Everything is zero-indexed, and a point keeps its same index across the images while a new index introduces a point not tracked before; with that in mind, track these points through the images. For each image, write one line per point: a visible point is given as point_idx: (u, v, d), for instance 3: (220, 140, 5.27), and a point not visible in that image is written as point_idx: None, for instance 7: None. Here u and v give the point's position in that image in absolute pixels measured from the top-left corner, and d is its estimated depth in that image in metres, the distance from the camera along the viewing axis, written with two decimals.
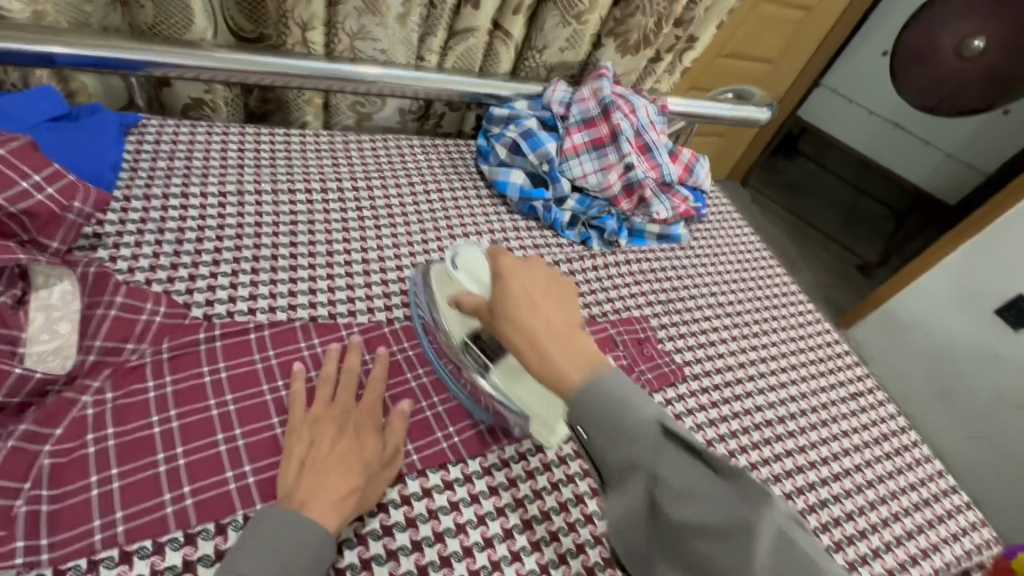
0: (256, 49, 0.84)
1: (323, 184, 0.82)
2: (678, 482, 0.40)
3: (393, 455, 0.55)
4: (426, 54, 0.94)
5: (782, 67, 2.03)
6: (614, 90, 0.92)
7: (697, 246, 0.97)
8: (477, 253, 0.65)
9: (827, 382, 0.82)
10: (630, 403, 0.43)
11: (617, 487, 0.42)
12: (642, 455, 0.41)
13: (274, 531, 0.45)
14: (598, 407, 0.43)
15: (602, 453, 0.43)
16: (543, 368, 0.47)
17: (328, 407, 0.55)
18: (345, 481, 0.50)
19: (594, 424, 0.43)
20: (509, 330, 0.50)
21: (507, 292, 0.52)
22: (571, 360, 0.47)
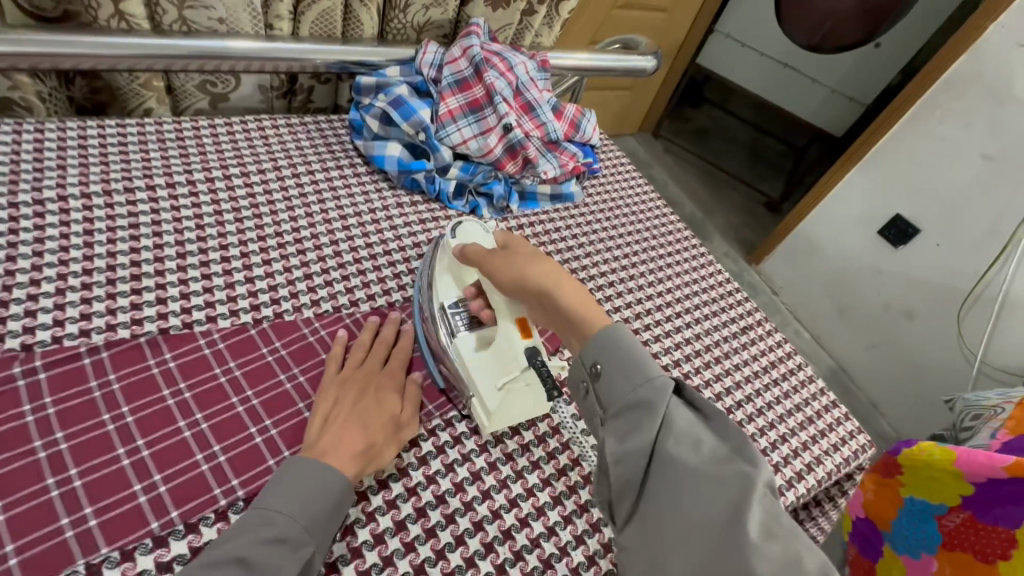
0: (60, 28, 0.71)
1: (170, 176, 0.72)
2: (684, 428, 0.40)
3: (410, 420, 0.57)
4: (275, 20, 0.85)
5: (676, 16, 2.05)
6: (486, 48, 0.88)
7: (591, 203, 0.96)
8: (478, 229, 0.68)
9: (718, 320, 0.85)
10: (646, 356, 0.45)
11: (620, 429, 0.42)
12: (657, 395, 0.42)
13: (310, 470, 0.47)
14: (615, 351, 0.45)
15: (613, 388, 0.44)
16: (564, 302, 0.51)
17: (356, 370, 0.58)
18: (364, 436, 0.51)
19: (612, 360, 0.45)
20: (532, 273, 0.54)
21: (525, 251, 0.58)
22: (588, 300, 0.51)
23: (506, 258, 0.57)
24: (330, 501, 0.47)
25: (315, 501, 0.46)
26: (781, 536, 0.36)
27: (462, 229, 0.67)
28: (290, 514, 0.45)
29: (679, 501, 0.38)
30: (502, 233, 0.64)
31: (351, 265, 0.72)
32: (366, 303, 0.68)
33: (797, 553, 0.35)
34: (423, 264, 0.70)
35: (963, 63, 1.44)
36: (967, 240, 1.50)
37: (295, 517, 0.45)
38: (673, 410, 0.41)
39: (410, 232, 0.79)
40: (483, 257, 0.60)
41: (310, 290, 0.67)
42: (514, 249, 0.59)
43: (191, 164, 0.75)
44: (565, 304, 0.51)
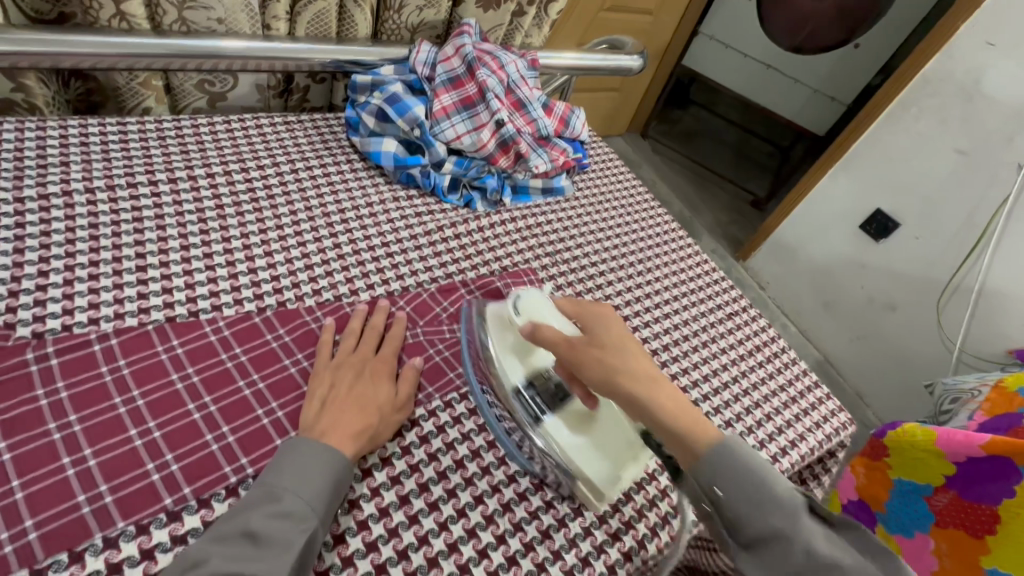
0: (61, 28, 0.73)
1: (172, 172, 0.74)
2: (827, 555, 0.38)
3: (405, 402, 0.59)
4: (272, 21, 0.87)
5: (661, 18, 2.10)
6: (478, 47, 0.91)
7: (581, 197, 0.99)
8: (538, 297, 0.62)
9: (705, 307, 0.88)
10: (768, 478, 0.43)
11: (757, 561, 0.40)
12: (789, 523, 0.40)
13: (313, 449, 0.49)
14: (738, 477, 0.43)
15: (741, 522, 0.42)
16: (663, 415, 0.49)
17: (350, 356, 0.60)
18: (362, 418, 0.54)
19: (733, 485, 0.43)
20: (624, 378, 0.52)
21: (609, 339, 0.56)
22: (682, 408, 0.49)
23: (588, 350, 0.54)
24: (331, 479, 0.48)
25: (318, 478, 0.48)
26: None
27: (523, 302, 0.61)
28: (294, 490, 0.46)
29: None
30: (572, 302, 0.61)
31: (351, 256, 0.74)
32: (366, 292, 0.71)
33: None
34: (475, 326, 0.65)
35: (935, 63, 1.50)
36: (944, 232, 1.55)
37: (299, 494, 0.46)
38: (812, 537, 0.39)
39: (406, 224, 0.81)
40: (564, 344, 0.56)
41: (312, 280, 0.69)
42: (600, 336, 0.56)
43: (192, 161, 0.77)
44: (665, 418, 0.49)
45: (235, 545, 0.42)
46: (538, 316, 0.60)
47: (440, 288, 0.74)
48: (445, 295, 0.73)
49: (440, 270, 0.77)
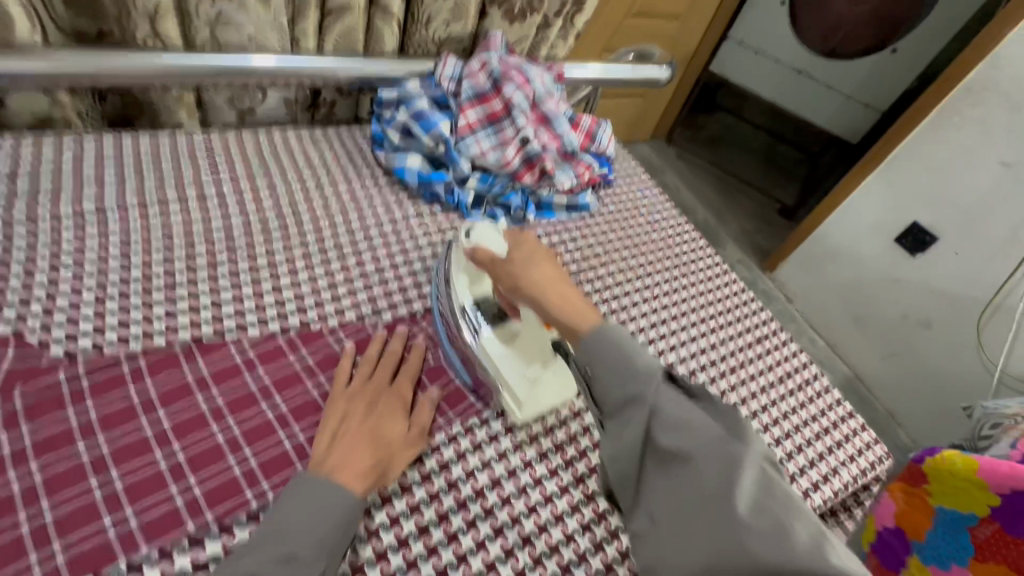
0: (100, 48, 0.75)
1: (201, 189, 0.75)
2: (673, 414, 0.44)
3: (418, 437, 0.58)
4: (301, 38, 0.88)
5: (689, 24, 2.07)
6: (505, 61, 0.90)
7: (607, 214, 0.97)
8: (491, 229, 0.68)
9: (733, 330, 0.86)
10: (634, 352, 0.48)
11: (616, 420, 0.46)
12: (645, 388, 0.46)
13: (321, 488, 0.49)
14: (606, 352, 0.48)
15: (606, 392, 0.47)
16: (556, 309, 0.55)
17: (364, 387, 0.59)
18: (372, 453, 0.53)
19: (605, 364, 0.48)
20: (529, 283, 0.58)
21: (523, 254, 0.61)
22: (577, 307, 0.54)
23: (505, 266, 0.61)
24: (340, 517, 0.48)
25: (326, 517, 0.48)
26: (768, 500, 0.40)
27: (476, 232, 0.68)
28: (303, 532, 0.46)
29: (681, 486, 0.42)
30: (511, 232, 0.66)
31: (374, 275, 0.74)
32: (388, 312, 0.70)
33: (788, 521, 0.38)
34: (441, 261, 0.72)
35: (981, 71, 1.43)
36: (986, 249, 1.48)
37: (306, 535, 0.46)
38: (660, 398, 0.45)
39: (430, 242, 0.81)
40: (489, 262, 0.63)
41: (335, 300, 0.69)
42: (517, 251, 0.62)
43: (221, 177, 0.77)
44: (556, 312, 0.55)
45: None
46: (486, 241, 0.66)
47: None
48: None
49: None
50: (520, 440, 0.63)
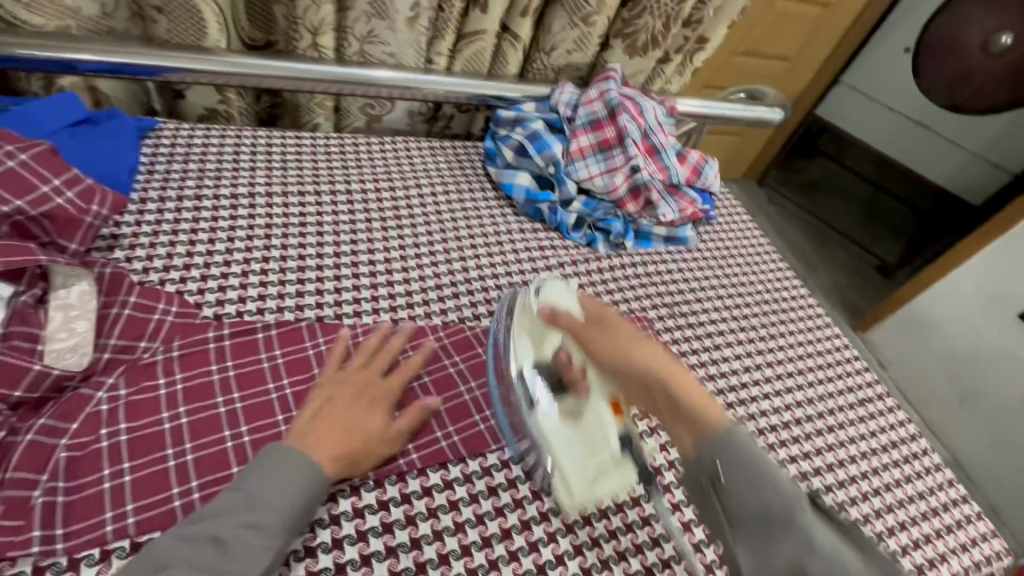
0: (268, 55, 0.85)
1: (333, 186, 0.83)
2: (828, 545, 0.39)
3: (395, 436, 0.57)
4: (435, 56, 0.95)
5: (799, 65, 2.02)
6: (621, 91, 0.92)
7: (704, 249, 0.96)
8: (563, 284, 0.63)
9: (834, 387, 0.81)
10: (772, 466, 0.44)
11: (752, 539, 0.42)
12: (795, 514, 0.41)
13: (285, 462, 0.49)
14: (742, 459, 0.44)
15: (744, 502, 0.43)
16: (676, 396, 0.50)
17: (355, 374, 0.59)
18: (346, 440, 0.53)
19: (739, 470, 0.44)
20: (643, 360, 0.53)
21: (626, 328, 0.57)
22: (700, 397, 0.50)
23: (603, 330, 0.57)
24: (307, 492, 0.49)
25: (293, 491, 0.48)
26: None
27: (545, 290, 0.62)
28: (268, 502, 0.47)
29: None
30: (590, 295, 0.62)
31: (477, 282, 0.78)
32: (487, 319, 0.74)
33: None
34: (502, 314, 0.67)
35: None
36: None
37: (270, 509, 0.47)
38: (817, 528, 0.40)
39: (530, 258, 0.83)
40: (578, 325, 0.58)
41: (441, 300, 0.74)
42: (617, 320, 0.58)
43: (351, 176, 0.85)
44: (680, 401, 0.49)
45: (201, 549, 0.43)
46: (557, 300, 0.61)
47: None
48: None
49: None
50: None
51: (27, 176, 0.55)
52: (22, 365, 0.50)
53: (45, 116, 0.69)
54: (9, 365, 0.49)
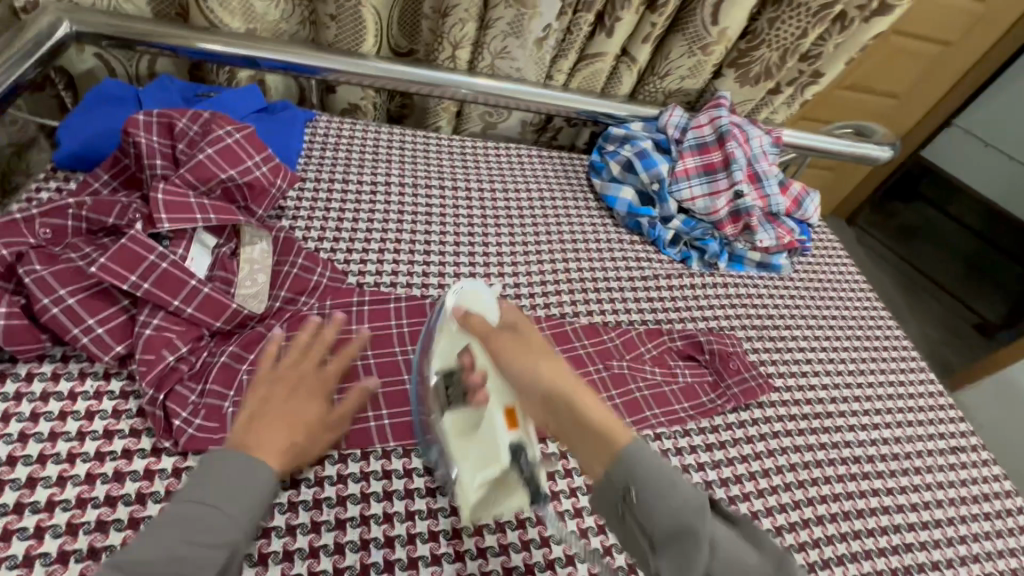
0: (410, 62, 0.96)
1: (455, 183, 0.92)
2: (732, 549, 0.41)
3: (339, 419, 0.58)
4: (556, 73, 1.02)
5: (909, 104, 1.93)
6: (731, 119, 0.96)
7: (797, 278, 0.97)
8: (484, 294, 0.63)
9: (925, 431, 0.80)
10: (676, 477, 0.42)
11: (669, 560, 0.41)
12: (701, 521, 0.40)
13: (225, 470, 0.47)
14: (652, 473, 0.42)
15: (656, 517, 0.41)
16: (573, 411, 0.46)
17: (293, 367, 0.57)
18: (288, 434, 0.52)
19: (650, 486, 0.42)
20: (545, 372, 0.49)
21: (534, 340, 0.53)
22: (602, 411, 0.46)
23: (513, 339, 0.53)
24: (254, 488, 0.47)
25: (239, 489, 0.46)
26: None
27: (466, 293, 0.62)
28: (211, 507, 0.45)
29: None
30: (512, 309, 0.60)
31: (577, 282, 0.84)
32: (585, 316, 0.80)
33: None
34: (434, 317, 0.64)
35: None
36: None
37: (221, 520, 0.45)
38: (717, 530, 0.41)
39: (627, 266, 0.89)
40: (487, 335, 0.54)
41: (544, 295, 0.81)
42: (524, 332, 0.55)
43: (470, 175, 0.95)
44: (583, 419, 0.46)
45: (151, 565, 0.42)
46: (472, 307, 0.61)
47: (647, 330, 0.79)
48: (650, 337, 0.78)
49: (650, 313, 0.83)
50: (688, 462, 0.67)
51: (238, 151, 0.69)
52: (223, 303, 0.60)
53: (238, 103, 0.84)
54: (215, 300, 0.60)
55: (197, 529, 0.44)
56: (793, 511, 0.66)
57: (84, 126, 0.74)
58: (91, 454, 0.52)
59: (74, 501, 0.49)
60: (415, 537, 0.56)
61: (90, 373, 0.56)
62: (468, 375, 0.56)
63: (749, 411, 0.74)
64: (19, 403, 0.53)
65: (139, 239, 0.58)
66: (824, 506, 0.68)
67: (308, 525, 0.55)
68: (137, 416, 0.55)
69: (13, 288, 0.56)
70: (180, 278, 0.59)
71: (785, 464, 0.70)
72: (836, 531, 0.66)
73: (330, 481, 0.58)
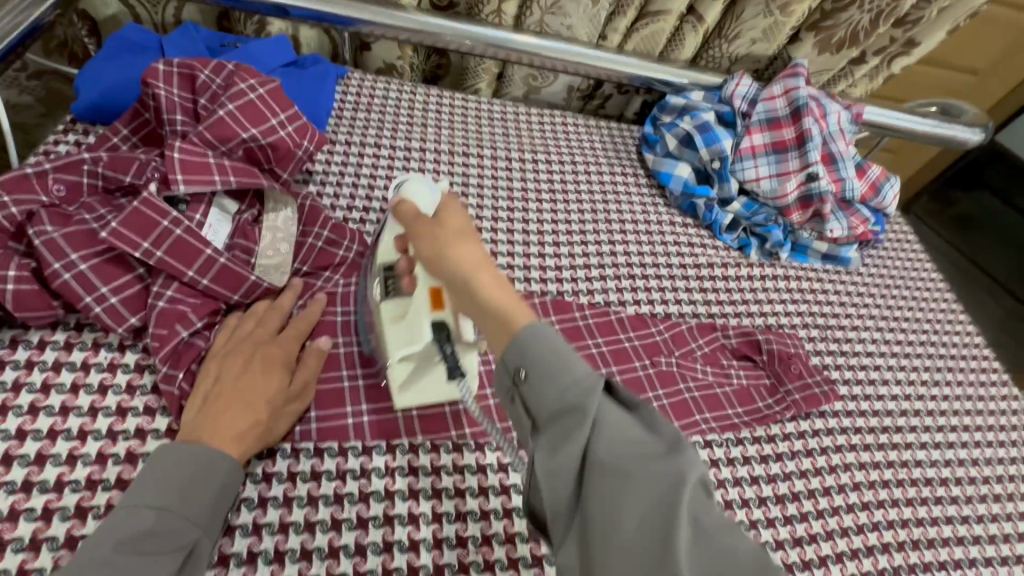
0: (451, 15, 0.88)
1: (494, 152, 0.85)
2: (618, 433, 0.35)
3: (304, 390, 0.52)
4: (610, 33, 0.92)
5: (992, 83, 1.73)
6: (809, 91, 0.85)
7: (867, 273, 0.87)
8: (425, 185, 0.56)
9: (1007, 453, 0.72)
10: (566, 355, 0.38)
11: (549, 445, 0.36)
12: (588, 398, 0.36)
13: (178, 459, 0.44)
14: (539, 349, 0.38)
15: (541, 397, 0.37)
16: (479, 294, 0.42)
17: (247, 339, 0.53)
18: (246, 415, 0.47)
19: (537, 365, 0.37)
20: (451, 258, 0.44)
21: (454, 224, 0.47)
22: (500, 295, 0.42)
23: (428, 228, 0.47)
24: (211, 484, 0.44)
25: (193, 486, 0.43)
26: (718, 544, 0.32)
27: (404, 186, 0.56)
28: (161, 508, 0.42)
29: (614, 507, 0.33)
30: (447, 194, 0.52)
31: (623, 267, 0.76)
32: (631, 306, 0.73)
33: (730, 550, 0.32)
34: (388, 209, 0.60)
35: None
36: None
37: (174, 511, 0.42)
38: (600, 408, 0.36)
39: (679, 251, 0.81)
40: (407, 218, 0.49)
41: (587, 281, 0.74)
42: (444, 216, 0.48)
43: (510, 144, 0.87)
44: (479, 299, 0.42)
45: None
46: (411, 196, 0.54)
47: (700, 324, 0.72)
48: (702, 332, 0.71)
49: (703, 306, 0.75)
50: (739, 476, 0.61)
51: (262, 108, 0.62)
52: (241, 275, 0.56)
53: (264, 56, 0.77)
54: (232, 272, 0.55)
55: (144, 532, 0.40)
56: (856, 536, 0.60)
57: (104, 76, 0.69)
58: (103, 431, 0.48)
59: (83, 483, 0.45)
60: (442, 543, 0.49)
61: (104, 344, 0.53)
62: (401, 263, 0.53)
63: (809, 420, 0.67)
64: (29, 372, 0.50)
65: (151, 202, 0.53)
66: (891, 532, 0.61)
67: (328, 522, 0.49)
68: (151, 393, 0.51)
69: (23, 250, 0.52)
70: (193, 246, 0.54)
71: (847, 482, 0.63)
72: (902, 561, 0.59)
73: (352, 475, 0.51)
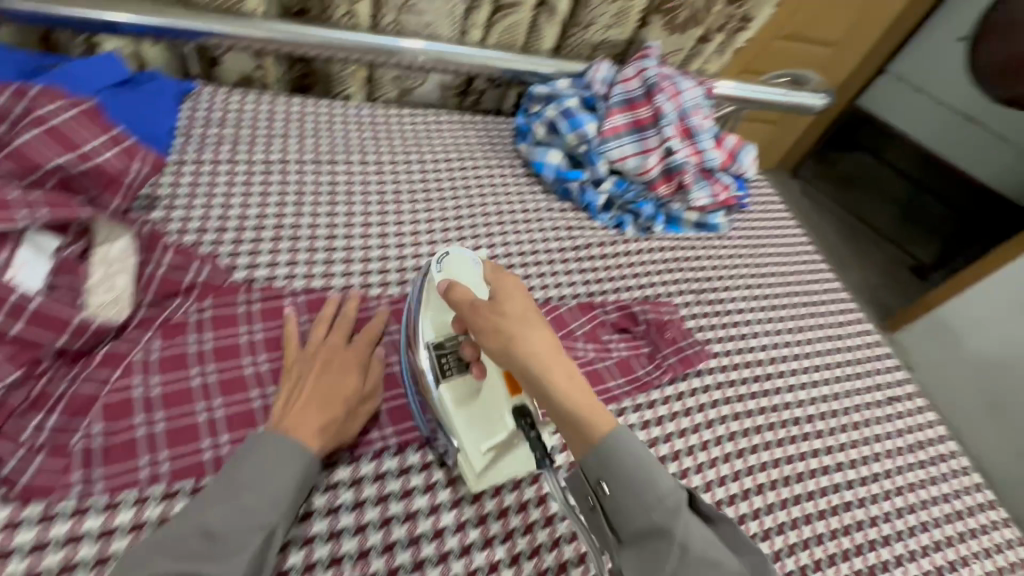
0: (300, 21, 0.84)
1: (363, 156, 0.83)
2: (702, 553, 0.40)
3: (374, 390, 0.58)
4: (471, 28, 0.92)
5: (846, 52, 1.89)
6: (660, 70, 0.89)
7: (735, 237, 0.93)
8: (468, 257, 0.59)
9: (862, 383, 0.80)
10: (650, 473, 0.43)
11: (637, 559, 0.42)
12: (673, 521, 0.41)
13: (272, 446, 0.47)
14: (621, 472, 0.43)
15: (628, 516, 0.42)
16: (558, 394, 0.45)
17: (317, 346, 0.58)
18: (323, 411, 0.51)
19: (621, 479, 0.43)
20: (524, 347, 0.46)
21: (516, 309, 0.49)
22: (576, 393, 0.45)
23: (490, 313, 0.48)
24: (292, 478, 0.47)
25: (278, 474, 0.47)
26: None
27: (450, 259, 0.59)
28: (254, 486, 0.45)
29: None
30: (495, 267, 0.54)
31: (501, 258, 0.77)
32: None
33: None
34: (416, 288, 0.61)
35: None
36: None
37: (258, 492, 0.45)
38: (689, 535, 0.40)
39: (556, 236, 0.82)
40: (468, 307, 0.50)
41: None
42: (506, 301, 0.49)
43: (380, 146, 0.85)
44: (559, 398, 0.45)
45: (190, 541, 0.42)
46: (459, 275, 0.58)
47: (580, 304, 0.74)
48: (582, 311, 0.72)
49: (581, 286, 0.77)
50: None
51: (72, 133, 0.57)
52: (64, 316, 0.51)
53: (91, 76, 0.70)
54: (50, 313, 0.50)
55: (234, 510, 0.44)
56: (733, 483, 0.64)
57: None
58: None
59: None
60: (315, 565, 0.50)
61: None
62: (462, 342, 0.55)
63: (686, 380, 0.70)
64: None
65: None
66: (765, 473, 0.66)
67: None
68: None
69: None
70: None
71: (724, 434, 0.67)
72: (775, 499, 0.64)
73: None
